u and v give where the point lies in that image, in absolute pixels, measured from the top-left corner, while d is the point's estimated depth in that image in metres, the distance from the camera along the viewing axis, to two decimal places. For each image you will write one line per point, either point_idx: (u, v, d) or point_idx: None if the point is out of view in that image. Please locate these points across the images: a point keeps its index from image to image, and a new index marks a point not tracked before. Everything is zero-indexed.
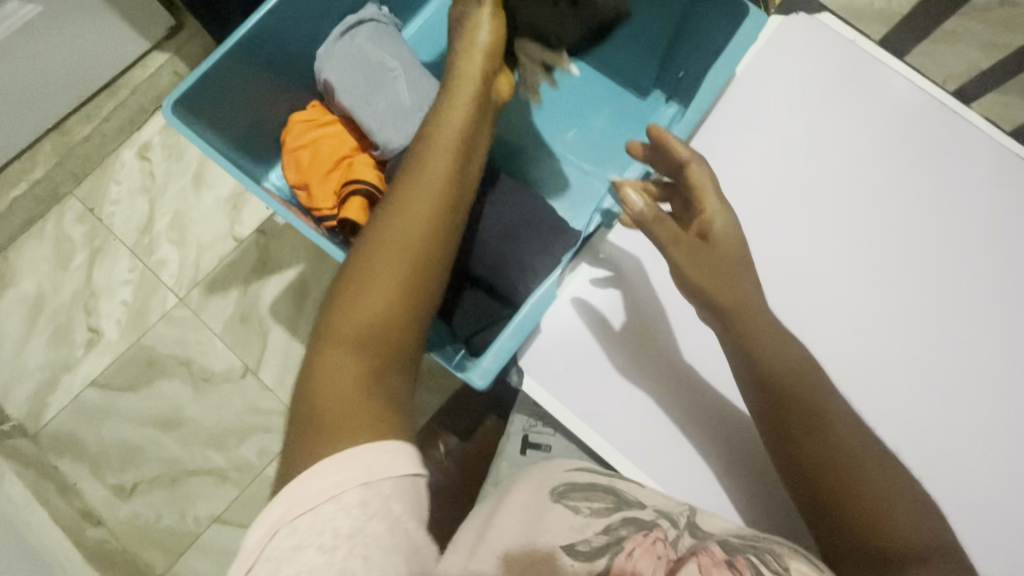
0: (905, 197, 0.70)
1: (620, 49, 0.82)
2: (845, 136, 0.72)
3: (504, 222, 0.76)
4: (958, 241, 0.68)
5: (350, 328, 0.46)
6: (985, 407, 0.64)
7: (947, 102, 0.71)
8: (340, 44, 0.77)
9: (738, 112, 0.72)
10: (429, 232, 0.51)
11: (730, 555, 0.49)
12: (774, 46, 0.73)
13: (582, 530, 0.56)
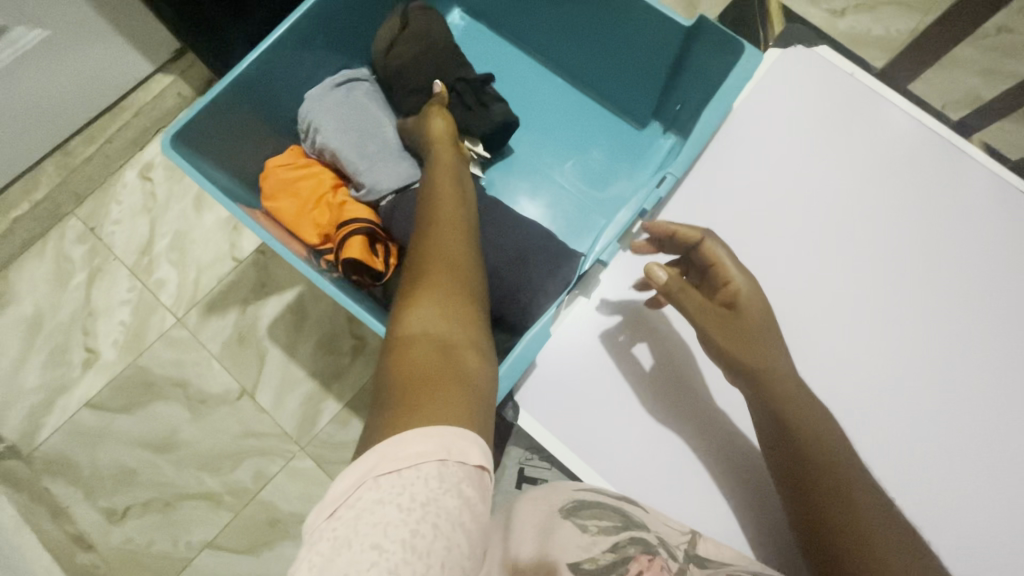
0: (912, 245, 0.65)
1: (618, 79, 0.75)
2: (849, 177, 0.66)
3: (506, 246, 0.67)
4: (973, 286, 0.64)
5: (426, 321, 0.44)
6: (1009, 467, 0.59)
7: (949, 137, 0.67)
8: (334, 91, 0.71)
9: (734, 150, 0.67)
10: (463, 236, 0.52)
11: None
12: (772, 78, 0.68)
13: (588, 549, 0.50)
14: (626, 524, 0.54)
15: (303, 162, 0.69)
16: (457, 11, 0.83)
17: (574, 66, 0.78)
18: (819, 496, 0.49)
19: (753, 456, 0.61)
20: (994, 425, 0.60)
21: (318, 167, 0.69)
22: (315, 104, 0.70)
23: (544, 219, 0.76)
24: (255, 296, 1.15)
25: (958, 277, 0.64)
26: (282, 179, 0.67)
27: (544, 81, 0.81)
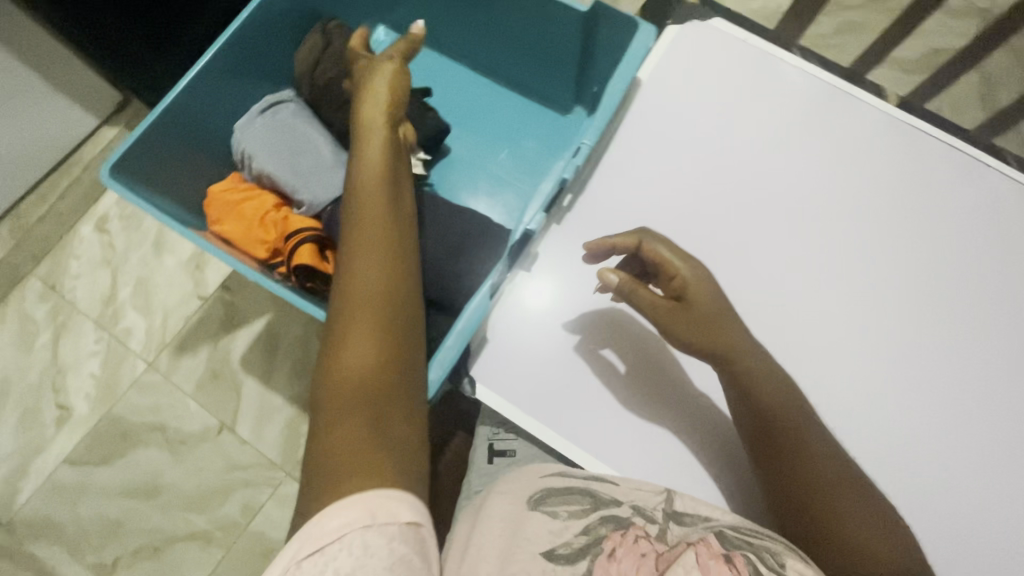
0: (820, 189, 0.70)
1: (537, 70, 0.80)
2: (756, 135, 0.72)
3: (448, 235, 0.71)
4: (878, 216, 0.69)
5: (344, 378, 0.45)
6: (930, 375, 0.65)
7: (838, 86, 0.73)
8: (261, 120, 0.73)
9: (649, 124, 0.72)
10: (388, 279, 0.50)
11: (727, 550, 0.46)
12: (672, 54, 0.74)
13: (561, 534, 0.52)
14: (596, 504, 0.55)
15: (245, 187, 0.71)
16: (380, 28, 0.87)
17: (497, 63, 0.83)
18: (782, 449, 0.54)
19: (705, 399, 0.65)
20: (914, 346, 0.66)
21: (258, 189, 0.71)
22: (246, 135, 0.73)
23: (486, 209, 0.80)
24: (224, 330, 1.16)
25: (863, 215, 0.70)
26: (227, 203, 0.69)
27: (471, 82, 0.85)
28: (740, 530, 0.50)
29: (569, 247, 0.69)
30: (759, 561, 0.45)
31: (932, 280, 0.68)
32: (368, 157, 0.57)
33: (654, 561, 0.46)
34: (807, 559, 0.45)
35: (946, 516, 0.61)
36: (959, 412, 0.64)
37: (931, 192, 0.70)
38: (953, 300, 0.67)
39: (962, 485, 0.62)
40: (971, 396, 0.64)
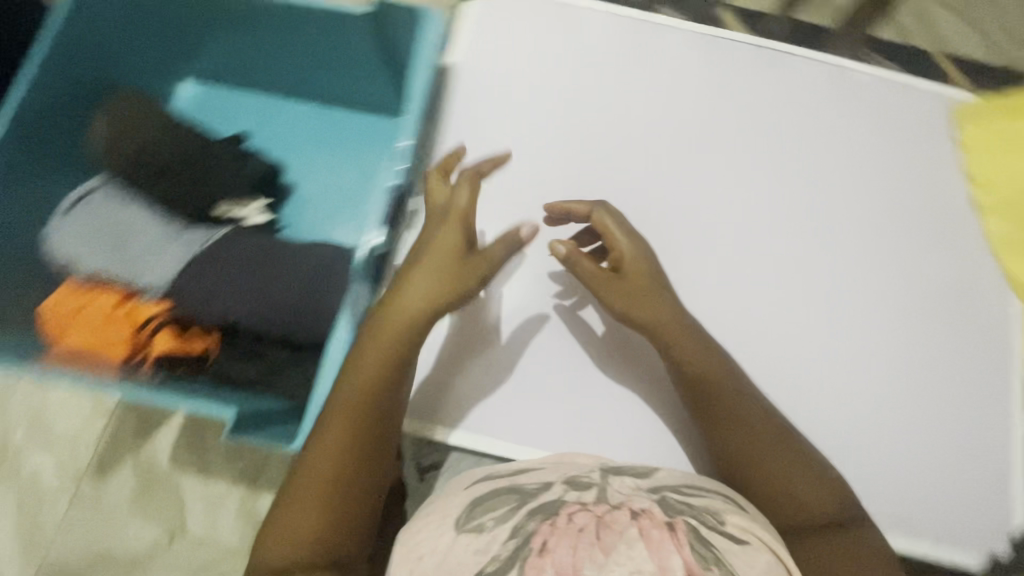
0: (659, 123, 0.69)
1: (352, 76, 0.75)
2: (584, 87, 0.70)
3: (302, 272, 0.65)
4: (714, 128, 0.69)
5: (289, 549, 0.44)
6: (808, 263, 0.65)
7: (635, 17, 0.73)
8: (76, 216, 0.66)
9: (475, 105, 0.68)
10: (346, 469, 0.46)
11: (669, 516, 0.48)
12: (469, 31, 0.71)
13: (489, 546, 0.50)
14: (523, 499, 0.54)
15: (80, 292, 0.64)
16: (184, 84, 0.79)
17: (312, 82, 0.77)
18: (719, 422, 0.55)
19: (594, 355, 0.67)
20: (787, 247, 0.66)
21: (95, 290, 0.63)
22: (64, 235, 0.66)
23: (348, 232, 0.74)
24: (138, 445, 1.08)
25: (706, 137, 0.69)
26: (66, 315, 0.63)
27: (297, 111, 0.79)
28: (679, 488, 0.53)
29: (426, 243, 0.64)
30: (700, 521, 0.48)
31: (785, 181, 0.68)
32: (388, 310, 0.49)
33: (596, 532, 0.46)
34: (746, 515, 0.50)
35: (861, 392, 0.61)
36: (841, 288, 0.64)
37: (751, 91, 0.71)
38: (809, 196, 0.68)
39: (865, 358, 0.62)
40: (852, 281, 0.65)
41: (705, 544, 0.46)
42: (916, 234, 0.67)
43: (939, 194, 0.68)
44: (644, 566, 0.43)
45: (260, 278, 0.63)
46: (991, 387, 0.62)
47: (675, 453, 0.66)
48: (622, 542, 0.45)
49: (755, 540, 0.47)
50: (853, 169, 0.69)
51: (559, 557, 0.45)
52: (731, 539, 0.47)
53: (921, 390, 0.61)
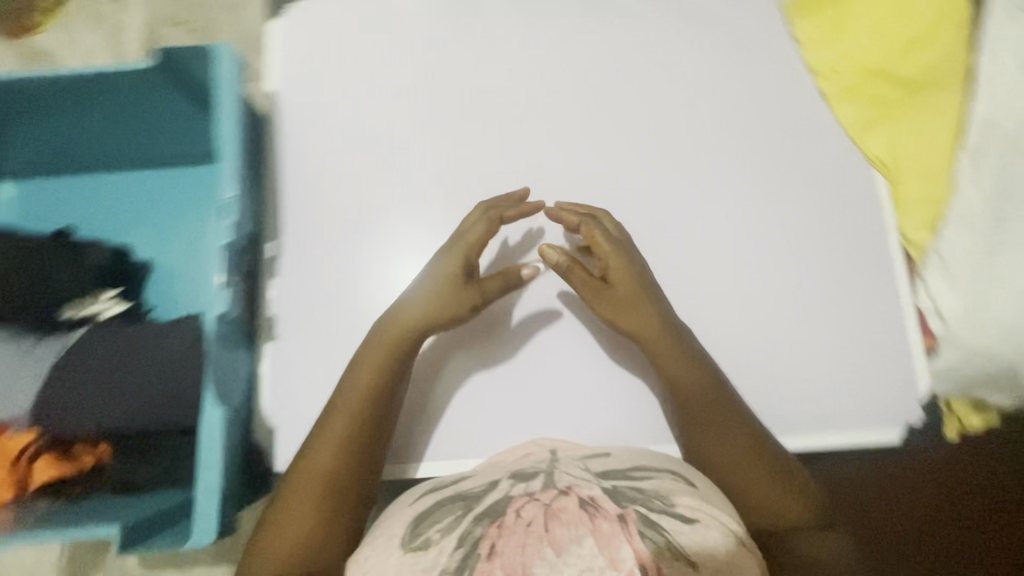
0: (499, 99, 0.67)
1: (169, 129, 0.67)
2: (414, 82, 0.66)
3: (175, 355, 0.61)
4: (562, 90, 0.68)
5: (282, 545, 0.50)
6: (682, 202, 0.66)
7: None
8: None
9: (307, 133, 0.64)
10: (340, 482, 0.53)
11: (622, 508, 0.48)
12: (287, 53, 0.66)
13: (437, 562, 0.47)
14: (468, 504, 0.51)
15: None
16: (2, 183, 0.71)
17: (132, 146, 0.69)
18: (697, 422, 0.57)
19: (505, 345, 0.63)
20: (661, 190, 0.66)
21: None
22: None
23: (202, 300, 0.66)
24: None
25: (549, 101, 0.67)
26: None
27: (128, 181, 0.71)
28: (628, 472, 0.53)
29: (294, 284, 0.60)
30: (649, 507, 0.48)
31: (636, 125, 0.67)
32: (375, 345, 0.57)
33: (544, 526, 0.46)
34: (697, 500, 0.50)
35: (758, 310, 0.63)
36: (718, 217, 0.66)
37: (590, 41, 0.69)
38: (663, 134, 0.67)
39: (755, 277, 0.64)
40: (723, 207, 0.66)
41: (655, 529, 0.46)
42: (773, 143, 0.67)
43: (788, 97, 0.68)
44: (595, 562, 0.44)
45: (136, 375, 0.60)
46: (875, 271, 0.64)
47: (616, 419, 0.62)
48: (574, 541, 0.45)
49: (703, 519, 0.49)
50: (700, 95, 0.68)
51: (507, 561, 0.45)
52: (680, 521, 0.48)
53: (808, 293, 0.63)
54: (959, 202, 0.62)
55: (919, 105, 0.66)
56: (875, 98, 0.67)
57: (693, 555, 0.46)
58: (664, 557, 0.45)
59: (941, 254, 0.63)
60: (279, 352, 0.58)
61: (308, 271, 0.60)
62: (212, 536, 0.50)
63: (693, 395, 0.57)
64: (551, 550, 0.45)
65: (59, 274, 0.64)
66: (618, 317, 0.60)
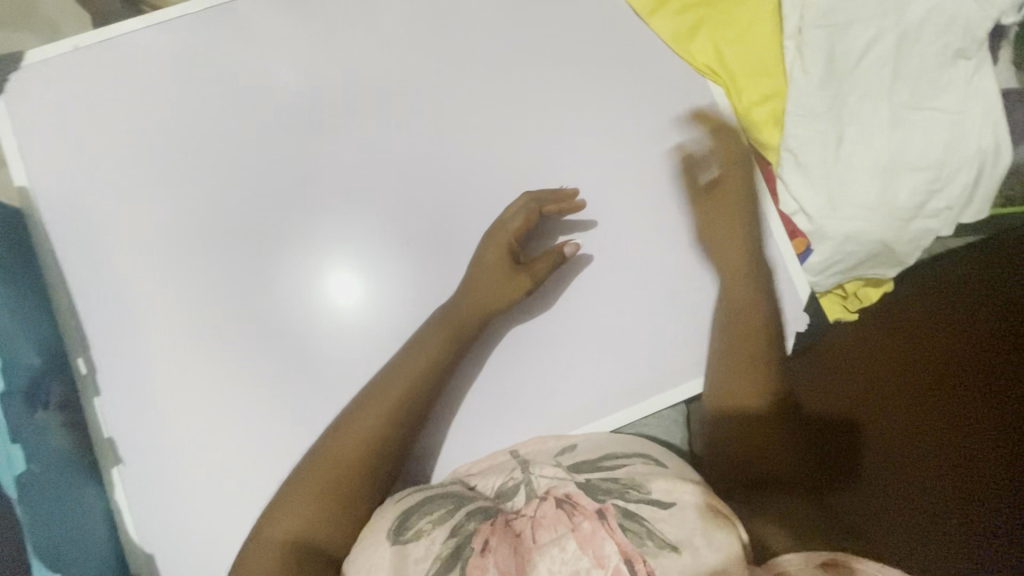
0: (283, 115, 0.60)
1: None
2: (188, 130, 0.59)
3: None
4: (351, 84, 0.61)
5: (279, 535, 0.48)
6: (518, 166, 0.61)
7: (196, 9, 0.60)
8: None
9: (88, 222, 0.57)
10: (360, 482, 0.51)
11: (599, 502, 0.46)
12: (31, 141, 0.58)
13: (426, 556, 0.45)
14: (459, 502, 0.49)
15: None
16: None
17: None
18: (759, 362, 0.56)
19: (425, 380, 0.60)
20: (493, 160, 0.61)
21: None
22: None
23: None
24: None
25: (343, 107, 0.61)
26: None
27: None
28: (598, 463, 0.51)
29: (126, 390, 0.55)
30: (626, 497, 0.46)
31: (445, 103, 0.61)
32: (421, 347, 0.56)
33: (530, 533, 0.44)
34: (677, 483, 0.47)
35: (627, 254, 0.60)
36: (559, 170, 0.61)
37: (363, 21, 0.62)
38: (476, 104, 0.61)
39: (615, 220, 0.60)
40: (559, 158, 0.61)
41: (636, 520, 0.44)
42: (594, 79, 0.62)
43: (595, 24, 0.62)
44: (580, 565, 0.42)
45: None
46: (729, 175, 0.60)
47: (526, 411, 0.59)
48: (556, 543, 0.43)
49: (682, 501, 0.46)
50: (501, 45, 0.62)
51: (500, 560, 0.43)
52: (658, 507, 0.45)
53: (667, 229, 0.60)
54: (794, 94, 0.60)
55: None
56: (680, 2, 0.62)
57: (676, 538, 0.43)
58: (647, 547, 0.42)
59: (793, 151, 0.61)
60: (131, 469, 0.54)
61: (139, 370, 0.55)
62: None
63: (721, 339, 0.57)
64: (535, 551, 0.43)
65: None
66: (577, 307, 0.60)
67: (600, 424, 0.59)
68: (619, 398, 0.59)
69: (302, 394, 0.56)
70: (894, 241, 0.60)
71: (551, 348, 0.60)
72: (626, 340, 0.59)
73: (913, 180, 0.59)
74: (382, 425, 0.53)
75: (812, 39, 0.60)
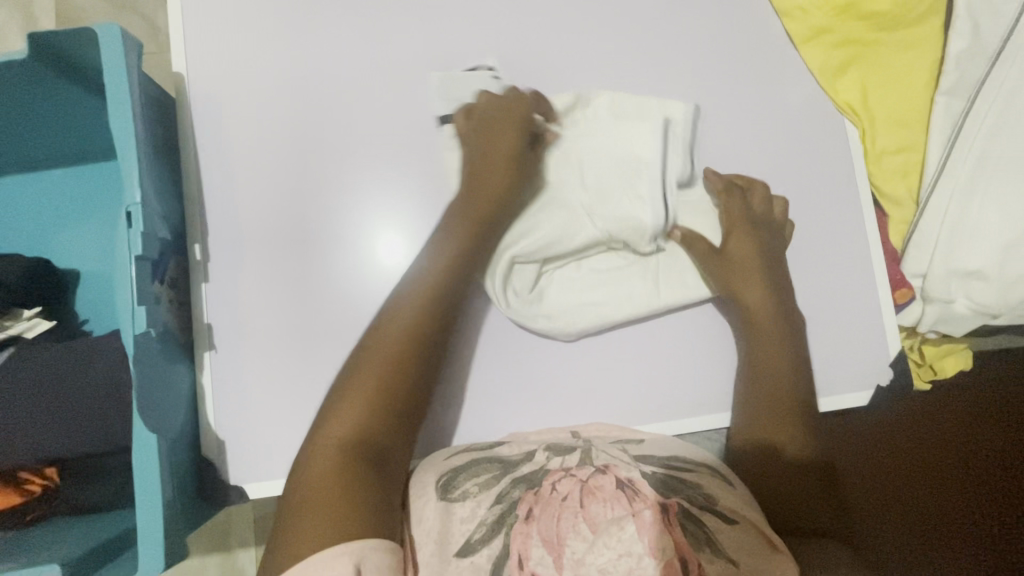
0: (429, 57, 0.61)
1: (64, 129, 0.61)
2: (338, 51, 0.61)
3: (94, 388, 0.56)
4: (500, 43, 0.62)
5: (349, 421, 0.47)
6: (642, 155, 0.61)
7: None
8: None
9: (230, 119, 0.60)
10: (400, 384, 0.49)
11: (665, 498, 0.47)
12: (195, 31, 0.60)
13: (473, 517, 0.48)
14: (507, 467, 0.50)
15: None
16: None
17: (25, 147, 0.63)
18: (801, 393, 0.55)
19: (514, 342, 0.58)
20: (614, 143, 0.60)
21: None
22: None
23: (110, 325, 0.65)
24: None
25: (479, 63, 0.61)
26: None
27: (41, 186, 0.66)
28: (665, 460, 0.51)
29: (231, 281, 0.57)
30: (690, 502, 0.47)
31: (578, 83, 0.62)
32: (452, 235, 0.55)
33: (580, 500, 0.46)
34: (743, 500, 0.48)
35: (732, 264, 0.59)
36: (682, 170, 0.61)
37: None
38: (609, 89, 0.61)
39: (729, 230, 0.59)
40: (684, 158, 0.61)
41: (696, 523, 0.45)
42: (731, 91, 0.61)
43: (751, 38, 0.62)
44: (634, 547, 0.43)
45: (58, 400, 0.55)
46: (853, 213, 0.59)
47: (598, 395, 0.58)
48: (614, 522, 0.44)
49: (743, 520, 0.46)
50: (653, 38, 0.62)
51: (543, 527, 0.45)
52: (720, 518, 0.46)
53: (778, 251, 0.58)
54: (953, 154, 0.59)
55: (896, 42, 0.62)
56: (841, 36, 0.61)
57: (734, 554, 0.44)
58: (704, 552, 0.44)
59: (920, 206, 0.61)
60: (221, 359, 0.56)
61: (246, 266, 0.58)
62: (160, 564, 0.46)
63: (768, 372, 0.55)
64: (586, 522, 0.45)
65: None
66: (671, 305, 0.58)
67: (668, 426, 0.57)
68: (686, 408, 0.57)
69: None
70: (1003, 314, 0.59)
71: (590, 326, 0.57)
72: (647, 314, 0.57)
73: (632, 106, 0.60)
74: (423, 312, 0.52)
75: (963, 101, 0.60)
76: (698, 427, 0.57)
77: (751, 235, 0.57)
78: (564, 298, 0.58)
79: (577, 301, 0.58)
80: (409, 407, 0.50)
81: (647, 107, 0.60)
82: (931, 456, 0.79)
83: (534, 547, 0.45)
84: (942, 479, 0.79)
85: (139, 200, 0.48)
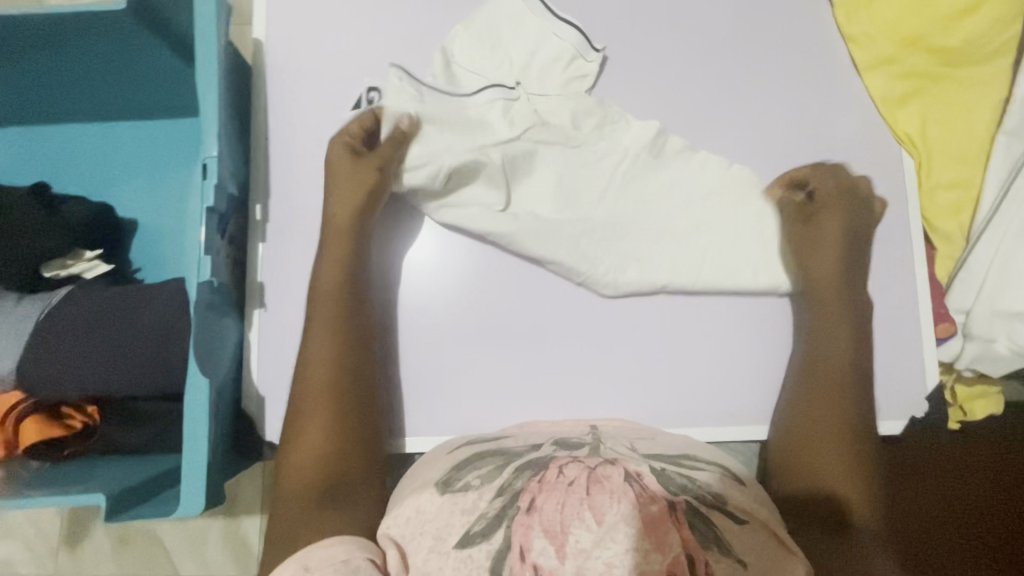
0: None
1: (142, 81, 0.64)
2: (413, 36, 0.63)
3: (144, 334, 0.57)
4: None
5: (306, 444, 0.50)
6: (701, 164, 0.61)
7: None
8: None
9: (301, 88, 0.61)
10: (340, 402, 0.52)
11: (671, 494, 0.44)
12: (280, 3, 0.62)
13: (473, 509, 0.44)
14: (509, 459, 0.48)
15: None
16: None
17: (103, 95, 0.65)
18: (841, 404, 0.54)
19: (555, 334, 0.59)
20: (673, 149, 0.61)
21: None
22: None
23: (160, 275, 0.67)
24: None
25: None
26: None
27: (109, 134, 0.68)
28: (675, 458, 0.49)
29: (286, 245, 0.59)
30: (697, 498, 0.44)
31: (641, 89, 0.62)
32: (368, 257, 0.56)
33: (586, 487, 0.43)
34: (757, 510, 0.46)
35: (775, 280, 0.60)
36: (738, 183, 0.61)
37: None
38: (671, 98, 0.62)
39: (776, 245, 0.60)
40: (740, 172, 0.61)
41: (703, 520, 0.43)
42: (792, 111, 0.62)
43: (818, 62, 0.63)
44: (640, 542, 0.41)
45: (109, 340, 0.57)
46: (902, 243, 0.60)
47: (633, 393, 0.58)
48: (618, 514, 0.42)
49: (754, 520, 0.45)
50: (719, 54, 0.63)
51: (547, 516, 0.42)
52: (731, 518, 0.44)
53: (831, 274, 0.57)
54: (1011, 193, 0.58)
55: (964, 78, 0.62)
56: (907, 67, 0.62)
57: (742, 554, 0.42)
58: (713, 550, 0.41)
59: (969, 243, 0.61)
60: (271, 320, 0.58)
61: (300, 230, 0.59)
62: (199, 507, 0.47)
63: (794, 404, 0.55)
64: (589, 511, 0.42)
65: (40, 219, 0.58)
66: (713, 312, 0.59)
67: (699, 433, 0.57)
68: (719, 417, 0.58)
69: (439, 300, 0.59)
70: None
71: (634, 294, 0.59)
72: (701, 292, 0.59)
73: (562, 76, 0.61)
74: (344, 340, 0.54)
75: None
76: (730, 437, 0.57)
77: (848, 209, 0.57)
78: (619, 265, 0.59)
79: (622, 259, 0.59)
80: (354, 417, 0.52)
81: (529, 26, 0.61)
82: (948, 492, 0.78)
83: (537, 539, 0.41)
84: (961, 510, 0.78)
85: (214, 154, 0.50)
